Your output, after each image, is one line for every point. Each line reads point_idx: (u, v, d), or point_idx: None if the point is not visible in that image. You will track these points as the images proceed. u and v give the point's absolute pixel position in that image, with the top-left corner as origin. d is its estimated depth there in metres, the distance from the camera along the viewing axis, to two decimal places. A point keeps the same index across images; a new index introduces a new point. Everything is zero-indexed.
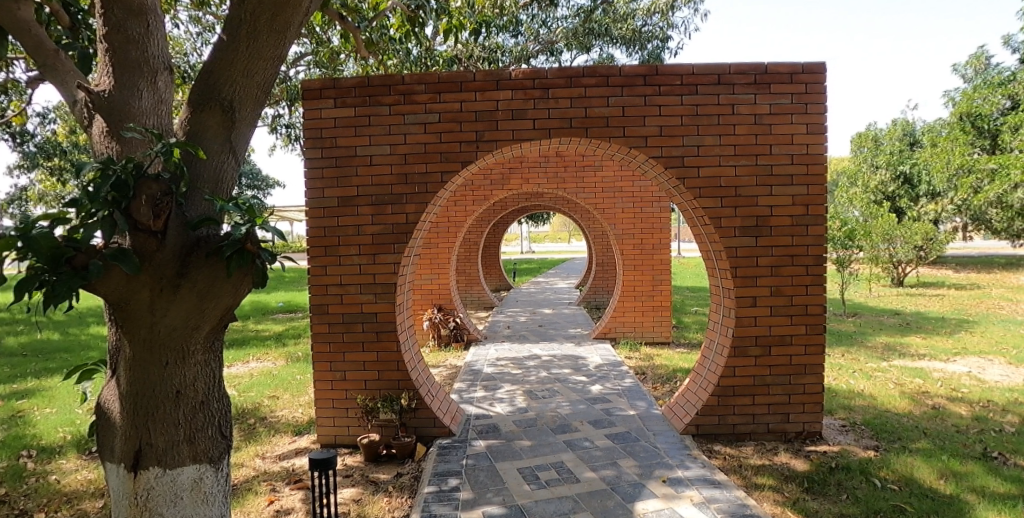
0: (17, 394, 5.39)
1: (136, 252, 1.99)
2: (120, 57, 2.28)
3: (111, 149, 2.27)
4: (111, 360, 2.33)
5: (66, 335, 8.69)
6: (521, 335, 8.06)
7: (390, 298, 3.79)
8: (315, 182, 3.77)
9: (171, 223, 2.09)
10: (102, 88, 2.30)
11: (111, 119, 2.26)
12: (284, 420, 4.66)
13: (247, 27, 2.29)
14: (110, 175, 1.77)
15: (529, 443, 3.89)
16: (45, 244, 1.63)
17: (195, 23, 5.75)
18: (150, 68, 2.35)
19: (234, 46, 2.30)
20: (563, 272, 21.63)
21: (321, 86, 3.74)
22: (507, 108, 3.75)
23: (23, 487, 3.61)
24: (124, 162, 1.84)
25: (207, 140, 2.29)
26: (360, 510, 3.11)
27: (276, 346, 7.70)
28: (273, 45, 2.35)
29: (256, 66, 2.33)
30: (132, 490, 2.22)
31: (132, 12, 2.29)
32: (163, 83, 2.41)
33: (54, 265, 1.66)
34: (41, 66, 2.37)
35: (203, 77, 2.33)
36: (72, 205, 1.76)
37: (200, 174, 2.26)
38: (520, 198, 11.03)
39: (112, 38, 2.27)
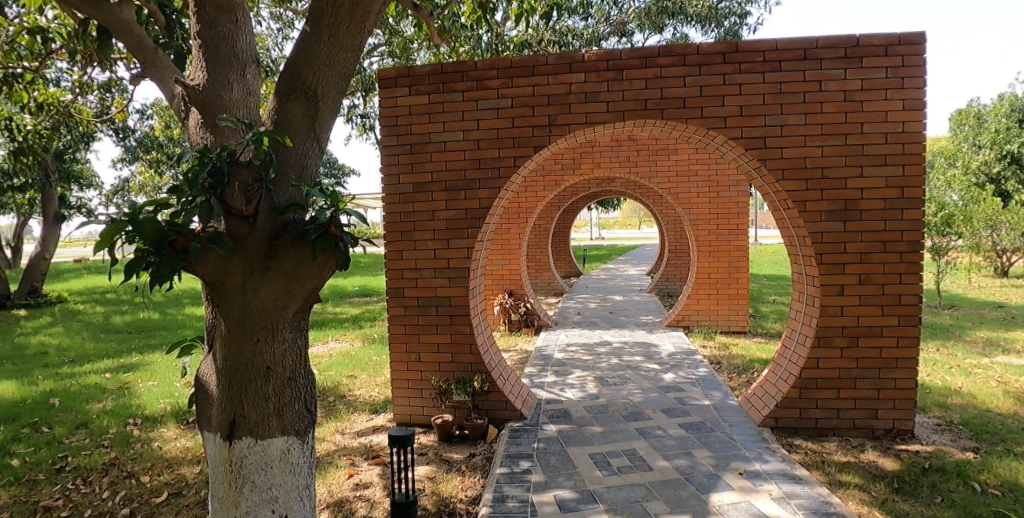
0: (124, 368, 5.90)
1: (230, 235, 2.12)
2: (212, 53, 2.45)
3: (206, 139, 2.45)
4: (208, 337, 2.52)
5: (165, 315, 9.42)
6: (591, 322, 8.02)
7: (464, 283, 3.82)
8: (392, 169, 3.86)
9: (262, 209, 2.21)
10: (196, 82, 2.48)
11: (205, 111, 2.43)
12: (360, 399, 4.85)
13: (328, 19, 2.40)
14: (206, 163, 1.89)
15: (600, 429, 3.86)
16: (149, 228, 1.76)
17: (275, 19, 5.96)
18: (239, 63, 2.51)
19: (316, 37, 2.40)
20: (634, 259, 21.39)
21: (396, 75, 3.80)
22: (580, 90, 3.66)
23: (130, 452, 3.94)
24: (218, 151, 1.95)
25: (292, 129, 2.40)
26: (434, 487, 3.24)
27: (352, 328, 8.03)
28: (353, 34, 2.44)
29: (337, 55, 2.43)
30: (228, 459, 2.41)
31: (222, 9, 2.45)
32: (251, 76, 2.57)
33: (159, 247, 1.80)
34: (146, 64, 2.70)
35: (290, 68, 2.44)
36: (173, 192, 1.89)
37: (288, 161, 2.37)
38: (590, 182, 10.85)
39: (204, 35, 2.45)
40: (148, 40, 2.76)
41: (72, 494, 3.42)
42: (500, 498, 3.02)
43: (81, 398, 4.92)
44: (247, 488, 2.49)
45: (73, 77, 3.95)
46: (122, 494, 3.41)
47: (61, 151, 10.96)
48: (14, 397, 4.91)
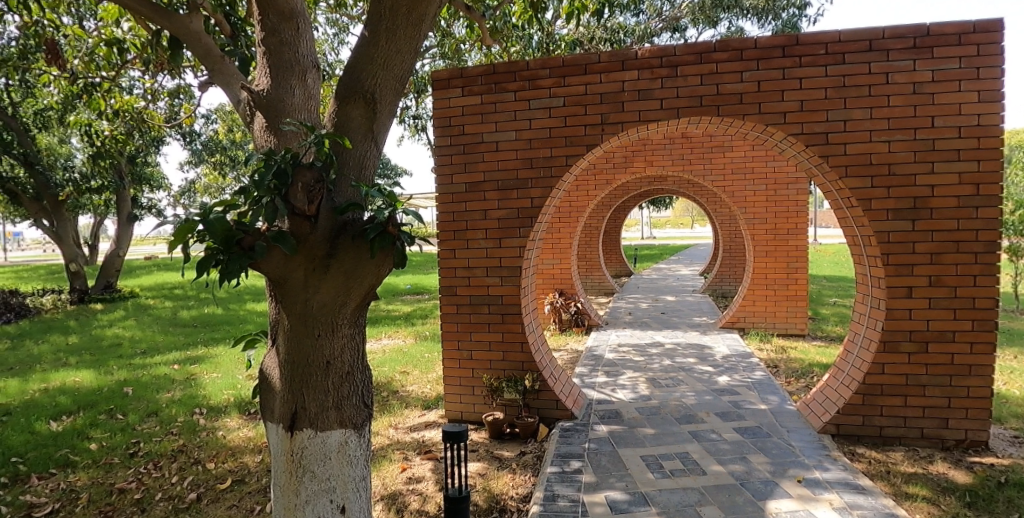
0: (191, 359, 6.22)
1: (294, 234, 2.21)
2: (275, 59, 2.56)
3: (270, 142, 2.56)
4: (271, 331, 2.64)
5: (228, 309, 9.89)
6: (642, 322, 7.94)
7: (516, 281, 3.84)
8: (444, 169, 3.93)
9: (323, 209, 2.29)
10: (261, 88, 2.59)
11: (269, 115, 2.54)
12: (413, 395, 4.94)
13: (386, 24, 2.47)
14: (272, 165, 1.96)
15: (652, 431, 3.81)
16: (220, 227, 1.82)
17: (331, 25, 6.14)
18: (300, 68, 2.61)
19: (374, 41, 2.47)
20: (686, 259, 20.96)
21: (449, 76, 3.86)
22: (633, 88, 3.64)
23: (196, 440, 4.15)
24: (283, 153, 2.02)
25: (352, 131, 2.48)
26: (486, 484, 3.28)
27: (405, 325, 8.21)
28: (409, 38, 2.51)
29: (394, 58, 2.49)
30: (290, 449, 2.51)
31: (285, 17, 2.56)
32: (311, 80, 2.67)
33: (227, 246, 1.87)
34: (212, 70, 2.93)
35: (349, 71, 2.51)
36: (241, 192, 1.95)
37: (347, 162, 2.45)
38: (643, 181, 10.64)
39: (268, 43, 2.56)
40: (215, 47, 3.00)
41: (145, 477, 3.63)
42: (551, 497, 3.03)
43: (152, 387, 5.21)
44: (307, 478, 2.59)
45: (145, 84, 4.10)
46: (190, 479, 3.60)
47: (133, 155, 11.64)
48: (93, 385, 5.25)
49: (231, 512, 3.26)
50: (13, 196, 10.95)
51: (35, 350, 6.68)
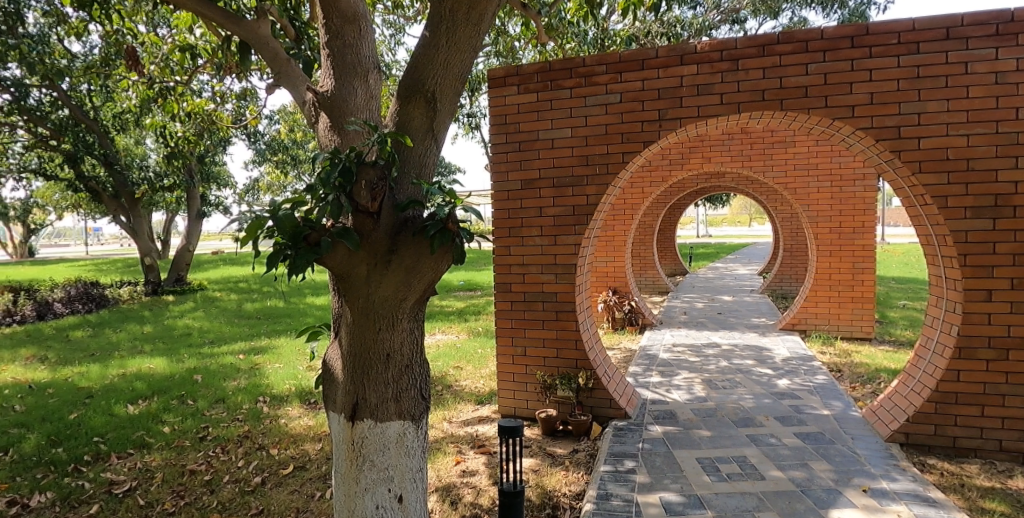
0: (255, 350, 6.51)
1: (357, 230, 2.30)
2: (339, 60, 2.65)
3: (334, 141, 2.65)
4: (334, 324, 2.73)
5: (289, 302, 10.30)
6: (698, 322, 7.82)
7: (571, 279, 3.83)
8: (501, 166, 3.98)
9: (385, 206, 2.36)
10: (325, 89, 2.69)
11: (333, 115, 2.62)
12: (466, 389, 5.01)
13: (446, 24, 2.51)
14: (337, 163, 2.02)
15: (709, 433, 3.75)
16: (288, 223, 1.92)
17: (389, 26, 6.28)
18: (362, 68, 2.68)
19: (434, 41, 2.51)
20: (744, 258, 20.36)
21: (505, 74, 3.90)
22: (692, 83, 3.57)
23: (260, 426, 4.34)
24: (348, 152, 2.08)
25: (412, 130, 2.52)
26: (539, 480, 3.30)
27: (458, 321, 8.33)
28: (469, 37, 2.54)
29: (454, 58, 2.52)
30: (351, 438, 2.58)
31: (347, 20, 2.63)
32: (373, 80, 2.74)
33: (295, 241, 1.95)
34: (278, 73, 3.08)
35: (410, 70, 2.55)
36: (308, 191, 2.03)
37: (408, 160, 2.50)
38: (700, 178, 10.51)
39: (332, 45, 2.65)
40: (281, 51, 3.15)
41: (214, 460, 3.83)
42: (605, 496, 3.02)
43: (220, 376, 5.48)
44: (367, 466, 2.66)
45: (214, 86, 4.31)
46: (255, 463, 3.77)
47: (200, 155, 12.26)
48: (165, 372, 5.57)
49: (294, 497, 3.40)
50: (95, 195, 11.89)
51: (115, 338, 7.15)
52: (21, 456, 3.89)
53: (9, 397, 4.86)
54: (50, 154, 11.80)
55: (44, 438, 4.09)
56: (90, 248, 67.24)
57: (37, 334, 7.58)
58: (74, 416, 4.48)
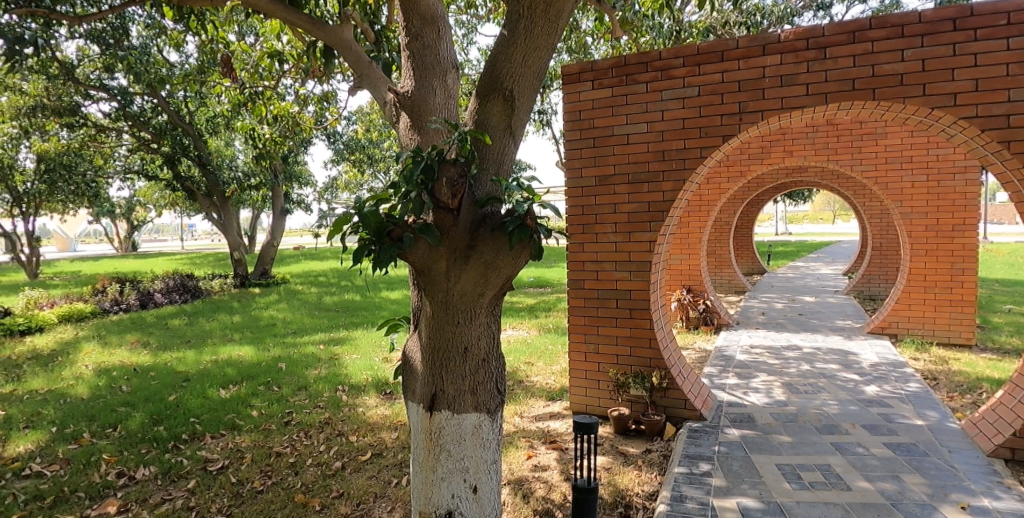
0: (335, 340, 6.84)
1: (438, 226, 2.34)
2: (419, 61, 2.73)
3: (415, 140, 2.75)
4: (413, 318, 2.82)
5: (365, 297, 10.73)
6: (778, 323, 7.57)
7: (645, 276, 3.82)
8: (575, 163, 4.04)
9: (464, 203, 2.40)
10: (405, 90, 2.78)
11: (414, 115, 2.73)
12: (538, 385, 5.06)
13: (525, 22, 2.54)
14: (419, 161, 2.07)
15: (789, 439, 3.63)
16: (373, 220, 2.05)
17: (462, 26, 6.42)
18: (441, 68, 2.76)
19: (513, 38, 2.55)
20: (827, 257, 19.30)
21: (579, 70, 3.95)
22: (775, 74, 3.47)
23: (340, 414, 4.55)
24: (430, 150, 2.13)
25: (492, 127, 2.56)
26: (611, 478, 3.30)
27: (528, 317, 8.41)
28: (547, 34, 2.55)
29: (532, 55, 2.55)
30: (430, 428, 2.64)
31: (427, 22, 2.72)
32: (451, 80, 2.81)
33: (379, 237, 2.06)
34: (361, 75, 3.22)
35: (489, 70, 2.61)
36: (392, 188, 2.10)
37: (487, 157, 2.54)
38: (779, 173, 10.19)
39: (412, 46, 2.74)
40: (363, 54, 3.28)
41: (297, 444, 4.05)
42: (679, 498, 2.97)
43: (302, 364, 5.78)
44: (444, 456, 2.70)
45: (297, 90, 4.54)
46: (335, 449, 3.96)
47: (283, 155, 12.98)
48: (253, 359, 5.94)
49: (372, 482, 3.55)
50: (190, 194, 12.53)
51: (208, 326, 7.71)
52: (128, 432, 4.26)
53: (118, 378, 5.35)
54: (151, 157, 12.86)
55: (148, 416, 4.47)
56: (174, 244, 72.37)
57: (140, 321, 8.28)
58: (173, 397, 4.87)
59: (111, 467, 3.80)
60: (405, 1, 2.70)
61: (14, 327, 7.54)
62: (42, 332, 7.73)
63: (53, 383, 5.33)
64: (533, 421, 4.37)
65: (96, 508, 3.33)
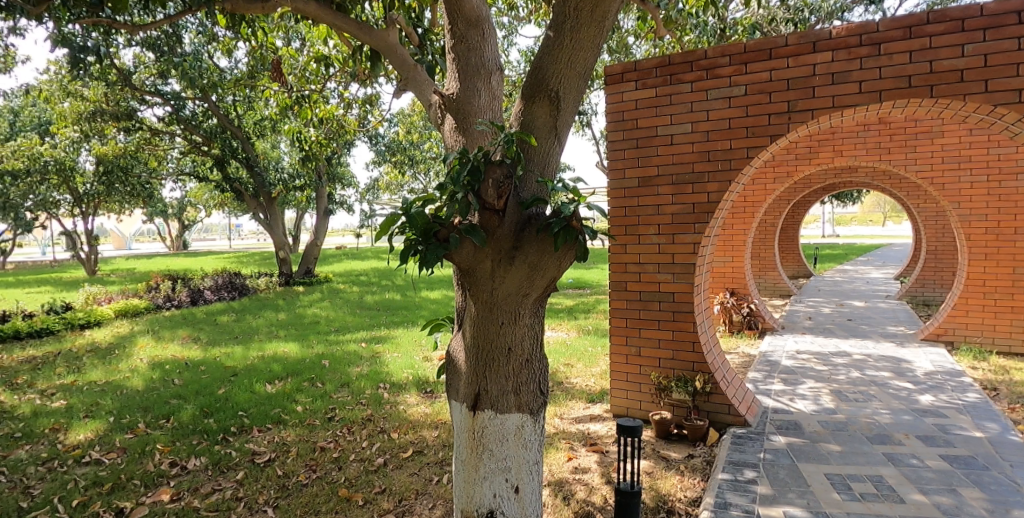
0: (377, 339, 6.98)
1: (483, 227, 2.34)
2: (464, 63, 2.77)
3: (459, 141, 2.79)
4: (457, 318, 2.86)
5: (406, 296, 10.91)
6: (825, 328, 7.39)
7: (689, 279, 3.82)
8: (619, 164, 4.08)
9: (510, 204, 2.41)
10: (450, 92, 2.83)
11: (459, 116, 2.77)
12: (578, 387, 5.06)
13: (570, 23, 2.52)
14: (467, 163, 2.11)
15: (839, 448, 3.54)
16: (420, 220, 2.04)
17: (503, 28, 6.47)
18: (486, 71, 2.79)
19: (558, 40, 2.53)
20: (879, 261, 18.58)
21: (623, 70, 4.01)
22: (825, 71, 3.40)
23: (382, 411, 4.64)
24: (477, 152, 2.16)
25: (536, 129, 2.56)
26: (653, 483, 3.28)
27: (568, 319, 8.41)
28: (592, 35, 2.53)
29: (577, 56, 2.53)
30: (473, 427, 2.66)
31: (472, 25, 2.76)
32: (496, 82, 2.84)
33: (426, 237, 2.08)
34: (406, 78, 3.29)
35: (533, 72, 2.62)
36: (439, 189, 2.14)
37: (532, 159, 2.54)
38: (829, 173, 9.96)
39: (457, 49, 2.79)
40: (408, 57, 3.35)
41: (341, 440, 4.15)
42: (723, 505, 2.93)
43: (345, 362, 5.92)
44: (486, 456, 2.73)
45: (342, 93, 4.65)
46: (377, 445, 4.04)
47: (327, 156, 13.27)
48: (298, 355, 6.11)
49: (413, 479, 3.61)
50: (239, 194, 12.96)
51: (255, 323, 7.96)
52: (180, 423, 4.43)
53: (171, 372, 5.59)
54: (201, 159, 13.36)
55: (199, 409, 4.65)
56: (215, 243, 74.78)
57: (191, 317, 8.63)
58: (222, 391, 5.05)
59: (164, 456, 3.96)
60: (450, 4, 2.74)
61: (74, 321, 7.95)
62: (100, 326, 8.13)
63: (111, 375, 5.60)
64: (574, 423, 4.37)
65: (152, 495, 3.48)
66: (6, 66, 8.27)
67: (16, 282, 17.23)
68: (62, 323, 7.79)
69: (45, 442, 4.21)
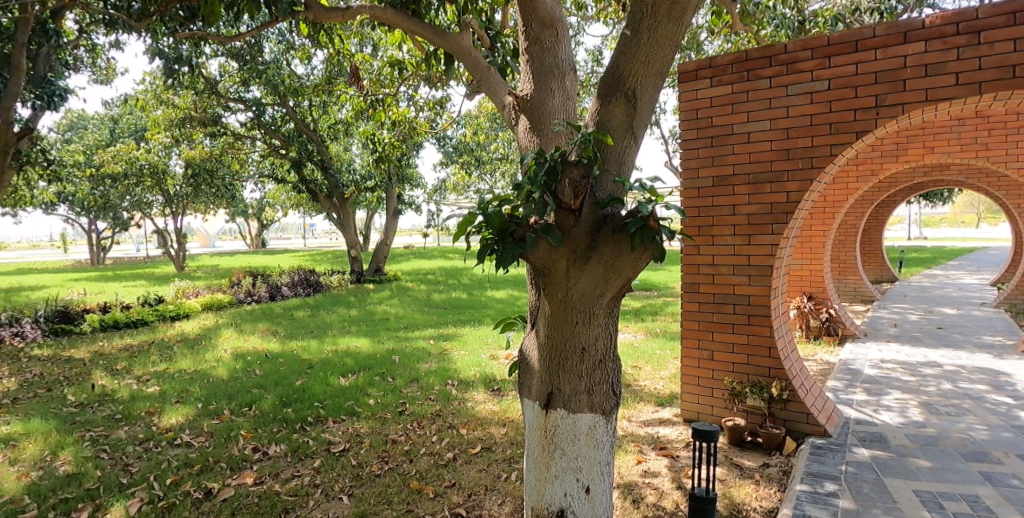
0: (445, 336, 7.14)
1: (559, 227, 2.33)
2: (538, 64, 2.79)
3: (533, 142, 2.79)
4: (531, 317, 2.86)
5: (472, 296, 11.09)
6: (912, 336, 6.97)
7: (766, 281, 3.71)
8: (692, 163, 4.02)
9: (586, 203, 2.38)
10: (525, 93, 2.85)
11: (534, 117, 2.78)
12: (646, 390, 5.01)
13: (647, 21, 2.45)
14: (544, 162, 2.05)
15: (929, 464, 3.33)
16: (497, 220, 2.06)
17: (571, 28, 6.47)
18: (560, 71, 2.79)
19: (635, 38, 2.47)
20: (973, 266, 17.21)
21: (697, 67, 3.95)
22: (917, 63, 3.19)
23: (452, 407, 4.75)
24: (554, 151, 2.11)
25: (613, 128, 2.49)
26: (727, 490, 3.20)
27: (635, 320, 8.32)
28: (671, 32, 2.44)
29: (655, 53, 2.46)
30: (546, 425, 2.66)
31: (546, 26, 2.77)
32: (570, 83, 2.84)
33: (503, 236, 2.10)
34: (479, 79, 3.33)
35: (609, 71, 2.55)
36: (516, 189, 2.11)
37: (608, 158, 2.47)
38: (916, 170, 9.22)
39: (532, 51, 2.80)
40: (481, 59, 3.39)
41: (412, 433, 4.28)
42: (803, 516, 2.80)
43: (414, 358, 6.10)
44: (558, 454, 2.73)
45: (415, 97, 4.78)
46: (447, 440, 4.15)
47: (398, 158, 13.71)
48: (370, 351, 6.35)
49: (482, 475, 3.67)
50: (314, 195, 13.60)
51: (328, 318, 8.33)
52: (262, 411, 4.70)
53: (252, 363, 5.93)
54: (278, 162, 14.14)
55: (278, 399, 4.91)
56: (282, 240, 78.37)
57: (270, 311, 9.14)
58: (300, 382, 5.32)
59: (247, 442, 4.21)
60: (525, 6, 2.77)
61: (165, 313, 8.60)
62: (188, 318, 8.75)
63: (199, 363, 6.01)
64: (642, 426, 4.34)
65: (236, 478, 3.71)
66: (107, 78, 9.06)
67: (116, 277, 18.81)
68: (155, 314, 8.45)
69: (141, 424, 4.57)
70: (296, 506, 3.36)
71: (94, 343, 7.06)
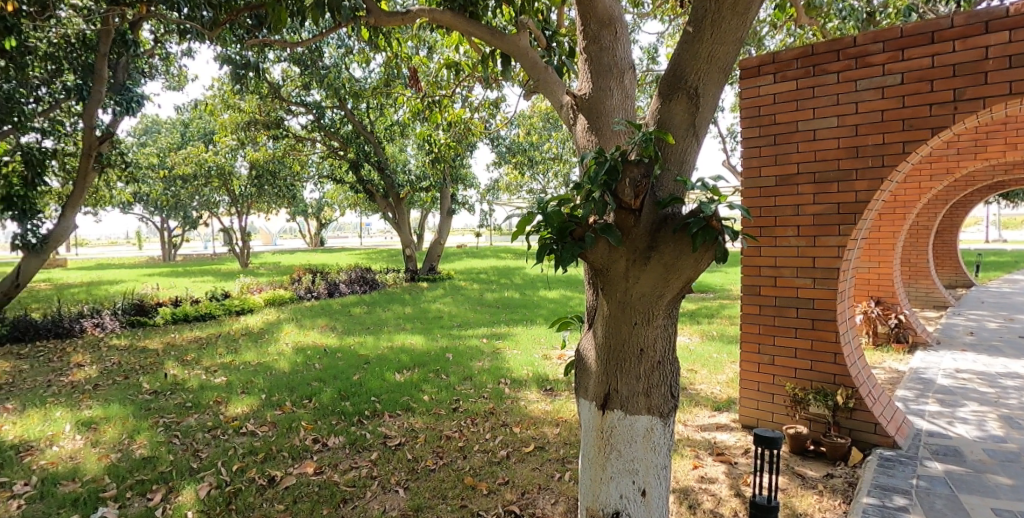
0: (498, 336, 7.22)
1: (619, 226, 2.31)
2: (596, 63, 2.79)
3: (591, 142, 2.78)
4: (587, 317, 2.85)
5: (523, 295, 11.15)
6: (991, 345, 6.55)
7: (832, 284, 3.58)
8: (753, 162, 3.92)
9: (646, 203, 2.34)
10: (583, 92, 2.84)
11: (591, 116, 2.76)
12: (702, 394, 4.93)
13: (710, 17, 2.36)
14: (604, 161, 2.03)
15: (1010, 482, 3.14)
16: (556, 219, 2.06)
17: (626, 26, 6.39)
18: (619, 70, 2.78)
19: (697, 35, 2.40)
20: None
21: (760, 63, 3.86)
22: (1001, 54, 3.00)
23: (505, 405, 4.81)
24: (614, 150, 2.08)
25: (674, 126, 2.45)
26: (788, 500, 3.12)
27: (690, 323, 8.18)
28: (735, 27, 2.35)
29: (719, 51, 2.38)
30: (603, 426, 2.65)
31: (605, 24, 2.76)
32: (628, 82, 2.82)
33: (562, 236, 2.10)
34: (537, 80, 3.33)
35: (670, 69, 2.50)
36: (576, 188, 2.10)
37: (670, 156, 2.42)
38: (995, 169, 8.55)
39: (590, 50, 2.80)
40: (538, 58, 3.36)
41: (466, 430, 4.36)
42: None
43: (468, 356, 6.20)
44: (614, 455, 2.71)
45: (471, 98, 4.84)
46: (500, 438, 4.20)
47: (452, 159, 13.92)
48: (425, 348, 6.49)
49: (536, 474, 3.70)
50: (370, 195, 14.00)
51: (384, 315, 8.56)
52: (321, 405, 4.88)
53: (312, 357, 6.17)
54: (335, 164, 14.64)
55: (337, 392, 5.09)
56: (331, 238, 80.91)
57: (328, 307, 9.49)
58: (357, 377, 5.50)
59: (308, 433, 4.39)
60: (584, 6, 2.78)
61: (231, 307, 9.06)
62: (252, 312, 9.18)
63: (263, 356, 6.31)
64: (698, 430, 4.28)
65: (297, 467, 3.87)
66: (178, 84, 9.61)
67: (186, 272, 19.90)
68: (222, 309, 8.91)
69: (210, 412, 4.84)
70: (355, 496, 3.48)
71: (166, 335, 7.52)
